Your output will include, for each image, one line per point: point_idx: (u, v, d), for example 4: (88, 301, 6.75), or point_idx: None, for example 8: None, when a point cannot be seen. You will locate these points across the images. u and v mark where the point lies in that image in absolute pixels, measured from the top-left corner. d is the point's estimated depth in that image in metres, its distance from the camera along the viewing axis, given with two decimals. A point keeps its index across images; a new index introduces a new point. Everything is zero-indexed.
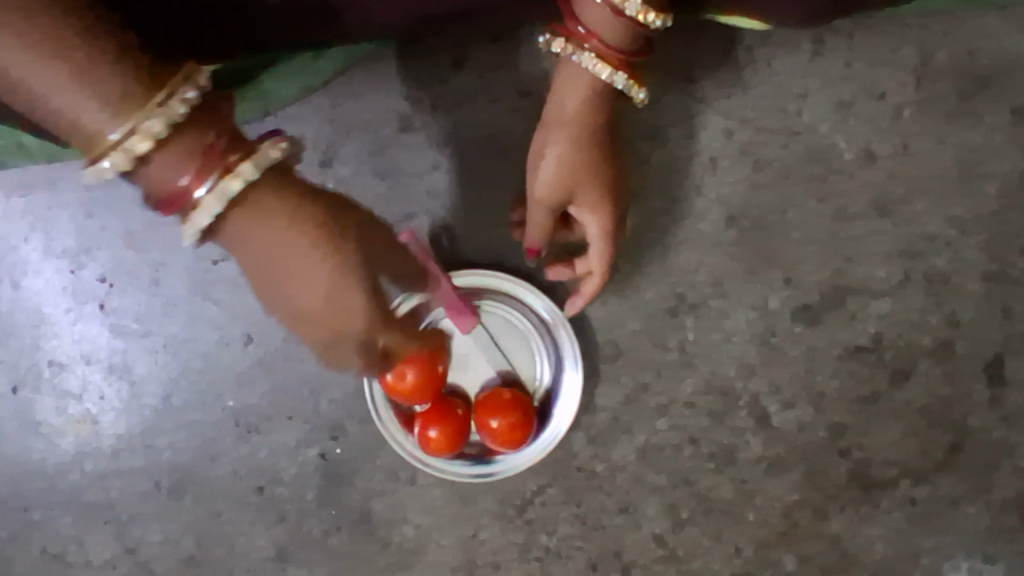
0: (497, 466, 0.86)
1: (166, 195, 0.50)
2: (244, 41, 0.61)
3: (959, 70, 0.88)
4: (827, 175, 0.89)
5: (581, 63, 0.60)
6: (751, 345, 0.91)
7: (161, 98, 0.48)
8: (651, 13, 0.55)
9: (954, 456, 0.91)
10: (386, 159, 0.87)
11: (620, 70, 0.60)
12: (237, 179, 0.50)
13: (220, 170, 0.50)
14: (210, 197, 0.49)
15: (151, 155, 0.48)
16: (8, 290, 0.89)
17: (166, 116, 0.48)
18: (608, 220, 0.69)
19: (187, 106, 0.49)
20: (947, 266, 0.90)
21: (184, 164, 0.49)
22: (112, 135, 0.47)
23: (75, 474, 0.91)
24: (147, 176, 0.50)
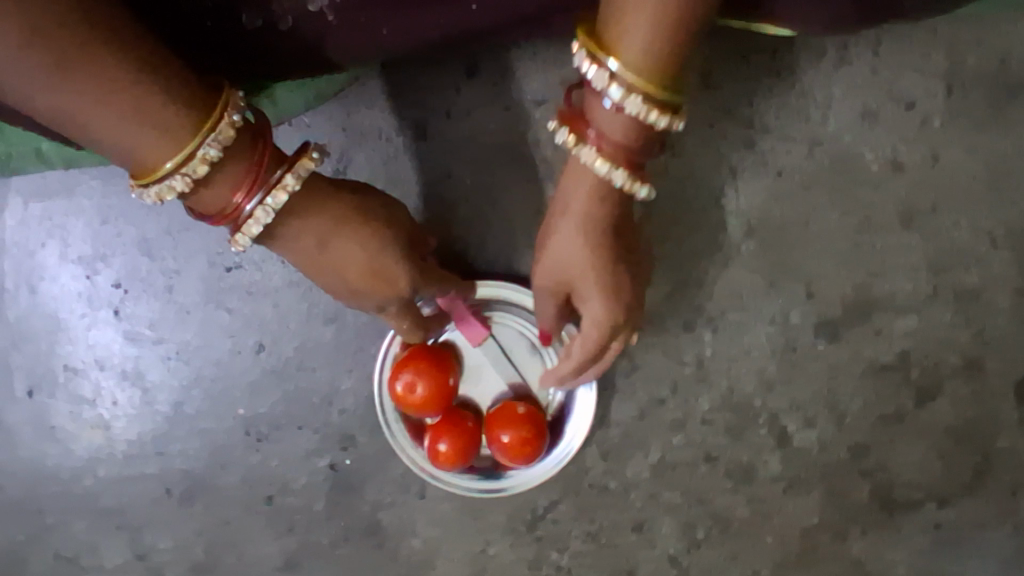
0: (507, 480, 0.84)
1: (220, 209, 0.54)
2: (264, 61, 0.61)
3: (991, 78, 0.85)
4: (851, 186, 0.86)
5: (583, 160, 0.58)
6: (771, 361, 0.88)
7: (211, 123, 0.51)
8: (652, 112, 0.53)
9: (981, 478, 0.88)
10: (399, 167, 0.86)
11: (623, 170, 0.57)
12: (284, 192, 0.54)
13: (267, 184, 0.54)
14: (261, 209, 0.54)
15: (204, 177, 0.52)
16: (25, 295, 0.90)
17: (218, 141, 0.51)
18: (611, 312, 0.63)
19: (234, 128, 0.52)
20: (976, 282, 0.87)
21: (234, 181, 0.53)
22: (171, 161, 0.51)
23: (89, 480, 0.91)
24: (201, 194, 0.53)
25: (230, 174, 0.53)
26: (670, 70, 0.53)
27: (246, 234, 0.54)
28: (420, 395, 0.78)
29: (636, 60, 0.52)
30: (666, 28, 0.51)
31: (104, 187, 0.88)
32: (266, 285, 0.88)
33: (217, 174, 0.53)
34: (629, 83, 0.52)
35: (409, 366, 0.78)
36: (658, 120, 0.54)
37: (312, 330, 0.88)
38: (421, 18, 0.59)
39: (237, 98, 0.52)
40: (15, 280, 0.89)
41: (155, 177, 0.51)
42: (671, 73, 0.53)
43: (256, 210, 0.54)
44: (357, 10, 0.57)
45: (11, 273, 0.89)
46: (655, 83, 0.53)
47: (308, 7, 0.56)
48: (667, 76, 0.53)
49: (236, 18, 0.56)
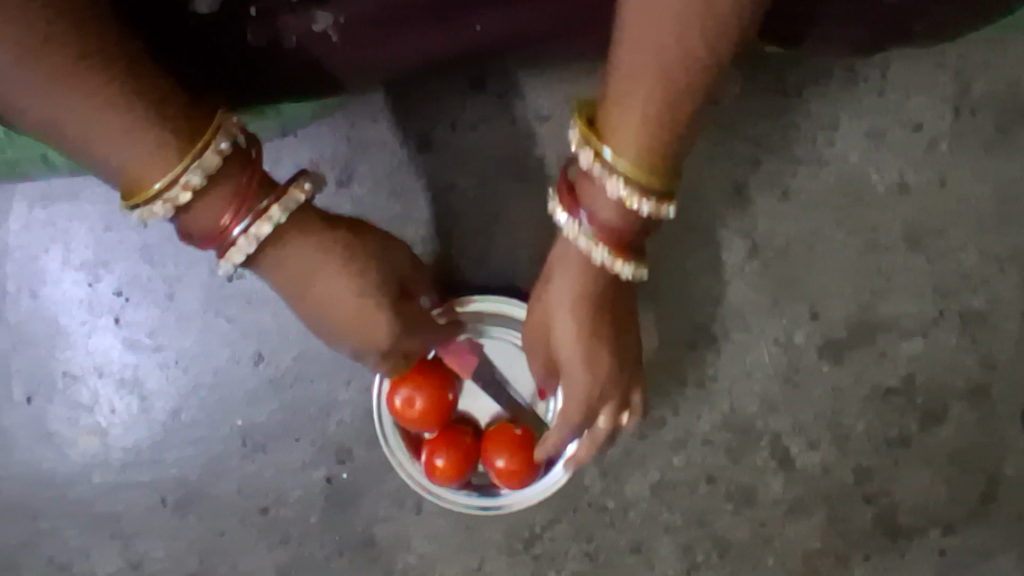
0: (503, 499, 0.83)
1: (209, 232, 0.54)
2: (264, 78, 0.61)
3: (1000, 101, 0.84)
4: (857, 207, 0.85)
5: (570, 238, 0.58)
6: (773, 382, 0.87)
7: (198, 148, 0.50)
8: (633, 196, 0.53)
9: (986, 505, 0.87)
10: (402, 180, 0.86)
11: (610, 252, 0.57)
12: (267, 224, 0.53)
13: (254, 212, 0.53)
14: (247, 237, 0.53)
15: (191, 200, 0.52)
16: (27, 300, 0.90)
17: (203, 167, 0.50)
18: (588, 385, 0.62)
19: (221, 155, 0.51)
20: (983, 306, 0.86)
21: (223, 206, 0.53)
22: (157, 183, 0.51)
23: (84, 487, 0.91)
24: (189, 216, 0.53)
25: (216, 200, 0.52)
26: (661, 157, 0.52)
27: (228, 261, 0.54)
28: (417, 409, 0.78)
29: (625, 146, 0.52)
30: (659, 115, 0.50)
31: (108, 194, 0.88)
32: (266, 295, 0.87)
33: (202, 200, 0.52)
34: (616, 167, 0.52)
35: (406, 380, 0.77)
36: (646, 207, 0.54)
37: (312, 341, 0.87)
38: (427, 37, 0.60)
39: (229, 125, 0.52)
40: (16, 284, 0.89)
41: (143, 197, 0.51)
42: (664, 159, 0.53)
43: (243, 237, 0.53)
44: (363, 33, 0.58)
45: (12, 277, 0.89)
46: (644, 169, 0.52)
47: (314, 29, 0.57)
48: (659, 162, 0.53)
49: (241, 35, 0.56)
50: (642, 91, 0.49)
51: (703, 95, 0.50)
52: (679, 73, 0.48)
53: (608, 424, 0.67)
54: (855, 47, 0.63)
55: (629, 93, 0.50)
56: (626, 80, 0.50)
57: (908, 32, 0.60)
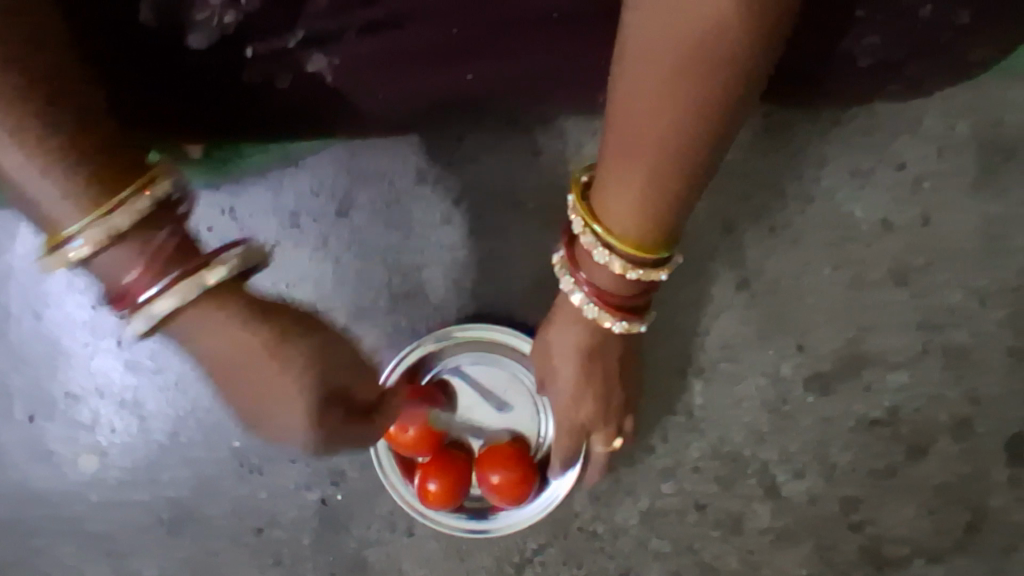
0: (496, 521, 0.85)
1: (116, 293, 0.50)
2: (262, 113, 0.68)
3: (984, 142, 0.87)
4: (844, 243, 0.88)
5: (573, 299, 0.65)
6: (760, 412, 0.89)
7: (114, 201, 0.48)
8: (620, 265, 0.60)
9: (972, 536, 0.88)
10: (400, 210, 0.88)
11: (608, 313, 0.64)
12: (163, 301, 0.49)
13: (165, 278, 0.49)
14: (153, 303, 0.49)
15: (98, 251, 0.49)
16: (30, 320, 0.91)
17: (115, 223, 0.48)
18: (581, 415, 0.75)
19: (139, 213, 0.49)
20: (967, 340, 0.88)
21: (134, 266, 0.49)
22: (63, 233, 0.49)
23: (80, 504, 0.92)
24: (100, 268, 0.50)
25: (117, 262, 0.49)
26: (650, 238, 0.59)
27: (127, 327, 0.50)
28: (410, 434, 0.79)
29: (617, 229, 0.59)
30: (645, 205, 0.56)
31: None
32: None
33: (104, 259, 0.49)
34: (609, 246, 0.59)
35: None
36: (640, 276, 0.60)
37: None
38: (406, 76, 0.66)
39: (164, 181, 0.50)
40: (20, 305, 0.91)
41: (54, 245, 0.49)
42: (654, 238, 0.59)
43: (150, 302, 0.49)
44: (352, 73, 0.64)
45: (17, 299, 0.91)
46: (636, 247, 0.59)
47: (309, 70, 0.63)
48: (650, 240, 0.59)
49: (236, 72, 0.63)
50: (629, 186, 0.56)
51: (687, 187, 0.56)
52: (661, 170, 0.54)
53: (606, 449, 0.80)
54: (835, 99, 0.70)
55: (617, 185, 0.56)
56: (614, 175, 0.56)
57: (885, 89, 0.68)
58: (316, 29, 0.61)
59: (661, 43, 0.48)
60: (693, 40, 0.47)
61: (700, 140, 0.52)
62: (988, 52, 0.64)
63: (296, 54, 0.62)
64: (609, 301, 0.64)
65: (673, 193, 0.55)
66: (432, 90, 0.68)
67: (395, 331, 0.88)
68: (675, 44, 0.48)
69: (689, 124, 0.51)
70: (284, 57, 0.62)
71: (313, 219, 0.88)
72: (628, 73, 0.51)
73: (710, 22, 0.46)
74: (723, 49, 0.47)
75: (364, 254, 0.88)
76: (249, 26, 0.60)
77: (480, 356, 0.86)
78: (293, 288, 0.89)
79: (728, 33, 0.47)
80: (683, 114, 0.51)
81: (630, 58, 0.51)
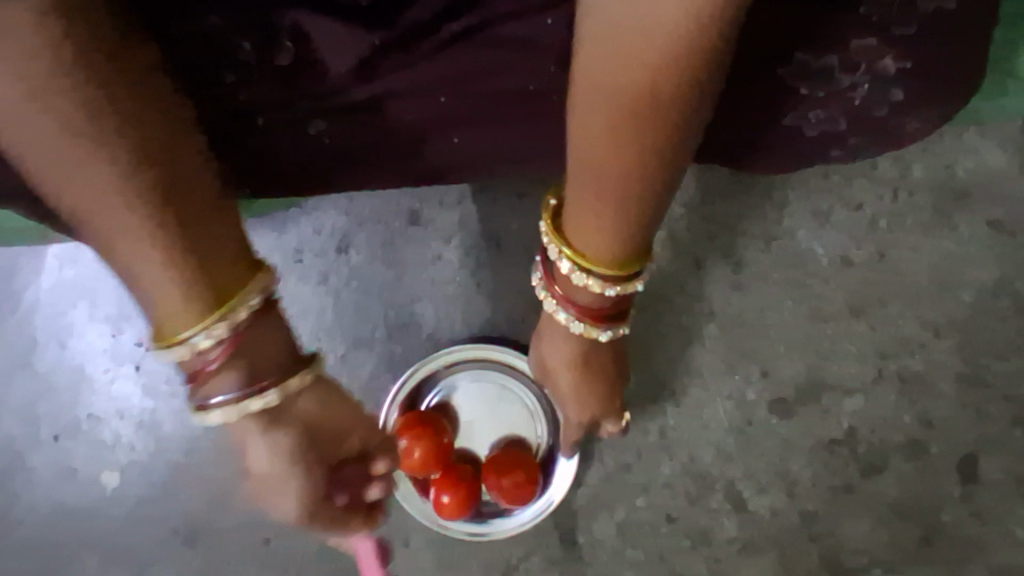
0: (510, 519, 0.92)
1: (197, 383, 0.58)
2: (272, 173, 0.71)
3: (937, 185, 0.96)
4: (803, 278, 0.96)
5: (558, 317, 0.68)
6: (728, 433, 0.96)
7: (220, 315, 0.55)
8: (602, 285, 0.62)
9: (925, 548, 0.94)
10: (394, 248, 0.96)
11: (592, 324, 0.67)
12: (260, 399, 0.57)
13: (243, 385, 0.57)
14: (229, 405, 0.57)
15: (191, 352, 0.55)
16: (56, 349, 1.00)
17: (217, 334, 0.55)
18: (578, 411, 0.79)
19: (234, 324, 0.55)
20: (919, 367, 0.95)
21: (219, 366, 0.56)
22: (184, 330, 0.55)
23: (102, 518, 0.99)
24: (186, 358, 0.56)
25: (222, 358, 0.56)
26: (619, 255, 0.61)
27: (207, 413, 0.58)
28: (418, 458, 0.85)
29: (591, 251, 0.61)
30: (608, 224, 0.58)
31: None
32: None
33: (216, 353, 0.56)
34: (586, 269, 0.62)
35: (403, 433, 0.85)
36: (619, 291, 0.63)
37: None
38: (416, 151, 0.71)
39: (263, 288, 0.57)
40: (46, 336, 1.00)
41: (167, 341, 0.56)
42: (624, 252, 0.61)
43: (226, 402, 0.57)
44: (347, 145, 0.69)
45: (44, 329, 1.01)
46: (608, 266, 0.61)
47: (308, 133, 0.68)
48: (620, 257, 0.61)
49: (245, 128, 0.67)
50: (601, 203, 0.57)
51: (650, 205, 0.57)
52: (620, 191, 0.56)
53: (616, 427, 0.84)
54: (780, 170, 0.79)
55: (580, 203, 0.58)
56: (583, 193, 0.57)
57: (827, 156, 0.77)
58: (318, 100, 0.66)
59: (611, 77, 0.49)
60: (643, 78, 0.48)
61: (656, 164, 0.54)
62: (913, 129, 0.74)
63: (299, 119, 0.67)
64: (592, 315, 0.67)
65: (636, 211, 0.57)
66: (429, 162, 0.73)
67: (392, 359, 0.95)
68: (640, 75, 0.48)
69: (645, 151, 0.53)
70: (289, 121, 0.67)
71: (315, 255, 0.96)
72: (582, 100, 0.52)
73: (660, 61, 0.47)
74: (674, 87, 0.48)
75: (362, 289, 0.96)
76: (258, 99, 0.65)
77: (476, 374, 0.92)
78: (297, 319, 0.96)
79: (677, 73, 0.48)
80: (652, 135, 0.51)
81: (582, 87, 0.52)
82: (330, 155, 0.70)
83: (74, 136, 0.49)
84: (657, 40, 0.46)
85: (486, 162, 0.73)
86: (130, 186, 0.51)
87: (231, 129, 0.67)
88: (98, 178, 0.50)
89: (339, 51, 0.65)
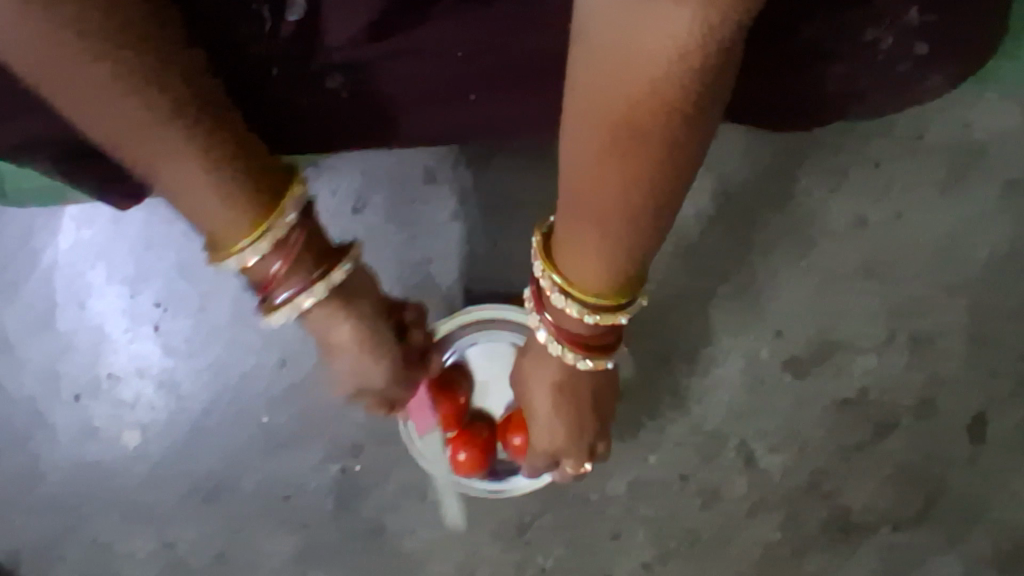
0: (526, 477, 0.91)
1: (260, 290, 0.61)
2: (294, 124, 0.72)
3: (953, 145, 0.98)
4: (818, 237, 0.97)
5: (539, 335, 0.67)
6: (740, 393, 0.96)
7: (263, 230, 0.57)
8: (579, 310, 0.61)
9: (934, 506, 0.94)
10: (409, 208, 0.97)
11: (571, 349, 0.66)
12: (339, 272, 0.62)
13: (295, 288, 0.61)
14: (289, 306, 0.61)
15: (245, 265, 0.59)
16: (75, 310, 1.02)
17: (272, 242, 0.58)
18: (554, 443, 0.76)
19: (279, 237, 0.58)
20: (932, 327, 0.96)
21: (275, 273, 0.60)
22: (244, 239, 0.58)
23: (125, 476, 1.00)
24: (242, 270, 0.60)
25: (292, 250, 0.59)
26: (607, 279, 0.59)
27: (292, 307, 0.61)
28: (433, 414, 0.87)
29: (576, 276, 0.60)
30: (603, 241, 0.55)
31: (148, 218, 1.02)
32: None
33: (286, 246, 0.59)
34: (566, 292, 0.61)
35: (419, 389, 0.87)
36: (597, 321, 0.62)
37: None
38: (429, 114, 0.72)
39: (298, 201, 0.59)
40: (66, 297, 1.02)
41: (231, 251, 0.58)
42: (614, 277, 0.59)
43: (284, 305, 0.61)
44: (358, 102, 0.70)
45: (63, 291, 1.02)
46: (594, 296, 0.60)
47: (326, 87, 0.68)
48: (609, 282, 0.59)
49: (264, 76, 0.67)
50: (585, 230, 0.55)
51: (650, 220, 0.54)
52: (617, 208, 0.52)
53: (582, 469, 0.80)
54: (798, 126, 0.80)
55: (573, 219, 0.55)
56: (571, 221, 0.55)
57: (847, 113, 0.78)
58: (338, 58, 0.66)
59: (604, 92, 0.46)
60: (640, 97, 0.45)
61: (647, 187, 0.51)
62: (927, 87, 0.74)
63: (317, 73, 0.67)
64: (570, 342, 0.66)
65: (631, 228, 0.54)
66: (442, 123, 0.74)
67: None
68: (628, 98, 0.45)
69: (643, 168, 0.49)
70: (307, 75, 0.67)
71: (330, 216, 0.97)
72: (575, 115, 0.49)
73: (649, 89, 0.45)
74: (674, 100, 0.45)
75: (376, 248, 0.96)
76: (279, 52, 0.66)
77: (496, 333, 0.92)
78: None
79: (677, 86, 0.44)
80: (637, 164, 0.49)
81: (576, 101, 0.49)
82: (345, 111, 0.71)
83: (116, 78, 0.48)
84: (655, 54, 0.43)
85: (503, 120, 0.74)
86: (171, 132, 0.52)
87: (246, 82, 0.67)
88: (141, 123, 0.51)
89: (342, 16, 0.64)
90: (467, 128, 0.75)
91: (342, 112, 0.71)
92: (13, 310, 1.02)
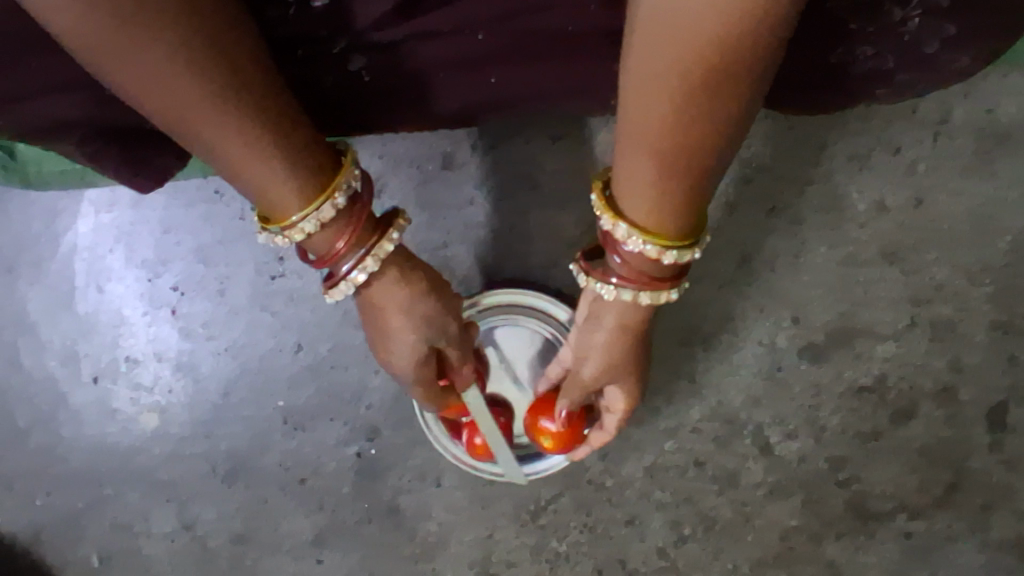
0: (540, 464, 0.92)
1: (327, 258, 0.67)
2: (317, 104, 0.72)
3: (979, 129, 0.96)
4: (838, 223, 0.97)
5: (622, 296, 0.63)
6: (757, 379, 0.96)
7: (336, 186, 0.64)
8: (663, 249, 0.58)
9: (951, 494, 0.93)
10: (427, 192, 0.97)
11: (661, 288, 0.62)
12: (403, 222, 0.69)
13: (369, 242, 0.67)
14: (365, 260, 0.66)
15: (319, 228, 0.65)
16: (94, 293, 1.03)
17: (342, 201, 0.64)
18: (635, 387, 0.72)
19: (350, 193, 0.65)
20: (953, 313, 0.95)
21: (345, 235, 0.66)
22: (308, 205, 0.63)
23: (145, 456, 1.01)
24: (314, 238, 0.66)
25: (356, 208, 0.66)
26: (677, 227, 0.58)
27: (366, 266, 0.66)
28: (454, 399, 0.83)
29: (650, 225, 0.58)
30: (661, 196, 0.56)
31: (167, 202, 1.03)
32: (307, 291, 1.00)
33: (351, 206, 0.66)
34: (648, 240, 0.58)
35: None
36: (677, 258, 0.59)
37: (345, 334, 0.99)
38: (456, 90, 0.73)
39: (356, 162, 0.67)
40: (85, 281, 1.03)
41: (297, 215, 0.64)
42: (679, 226, 0.58)
43: (363, 259, 0.66)
44: (386, 81, 0.70)
45: (82, 274, 1.03)
46: (668, 238, 0.59)
47: (350, 70, 0.68)
48: (682, 224, 0.58)
49: (293, 55, 0.66)
50: (643, 187, 0.56)
51: (709, 175, 0.54)
52: (675, 165, 0.52)
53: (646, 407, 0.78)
54: (825, 108, 0.80)
55: (632, 176, 0.56)
56: (626, 177, 0.56)
57: (873, 94, 0.78)
58: (365, 40, 0.66)
59: (660, 59, 0.46)
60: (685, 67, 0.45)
61: (701, 147, 0.51)
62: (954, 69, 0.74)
63: (341, 56, 0.67)
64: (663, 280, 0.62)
65: (687, 183, 0.54)
66: (463, 101, 0.74)
67: None
68: (677, 66, 0.46)
69: (698, 130, 0.49)
70: (331, 59, 0.67)
71: None
72: (631, 95, 0.50)
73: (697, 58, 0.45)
74: (732, 64, 0.45)
75: None
76: (308, 32, 0.65)
77: (509, 317, 0.92)
78: None
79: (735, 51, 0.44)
80: (691, 128, 0.50)
81: (634, 62, 0.49)
82: (368, 93, 0.71)
83: (173, 58, 0.52)
84: (711, 22, 0.42)
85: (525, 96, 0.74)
86: (224, 104, 0.55)
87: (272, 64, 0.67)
88: (194, 95, 0.54)
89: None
90: (489, 105, 0.76)
91: (363, 92, 0.71)
92: (35, 291, 1.04)
